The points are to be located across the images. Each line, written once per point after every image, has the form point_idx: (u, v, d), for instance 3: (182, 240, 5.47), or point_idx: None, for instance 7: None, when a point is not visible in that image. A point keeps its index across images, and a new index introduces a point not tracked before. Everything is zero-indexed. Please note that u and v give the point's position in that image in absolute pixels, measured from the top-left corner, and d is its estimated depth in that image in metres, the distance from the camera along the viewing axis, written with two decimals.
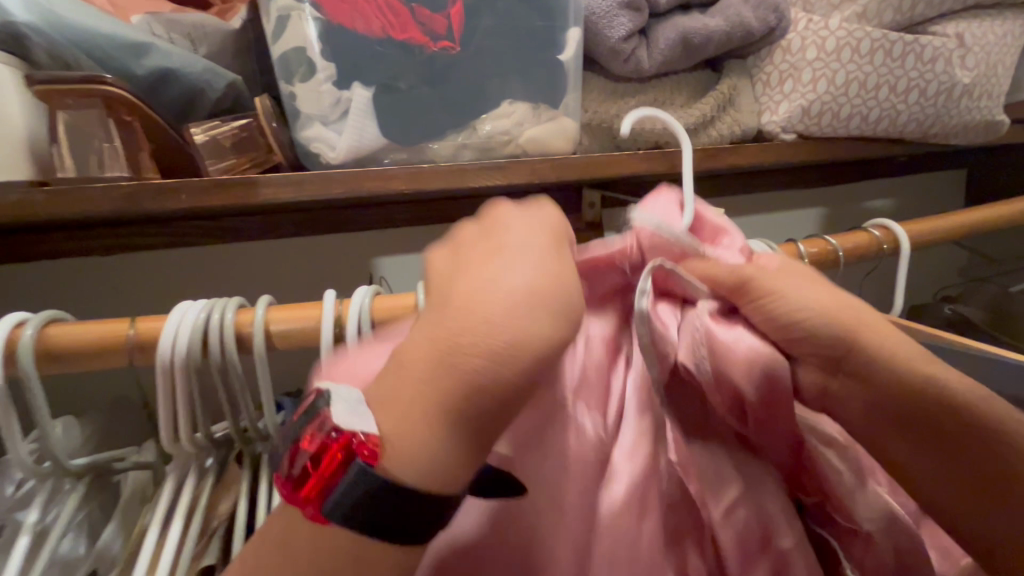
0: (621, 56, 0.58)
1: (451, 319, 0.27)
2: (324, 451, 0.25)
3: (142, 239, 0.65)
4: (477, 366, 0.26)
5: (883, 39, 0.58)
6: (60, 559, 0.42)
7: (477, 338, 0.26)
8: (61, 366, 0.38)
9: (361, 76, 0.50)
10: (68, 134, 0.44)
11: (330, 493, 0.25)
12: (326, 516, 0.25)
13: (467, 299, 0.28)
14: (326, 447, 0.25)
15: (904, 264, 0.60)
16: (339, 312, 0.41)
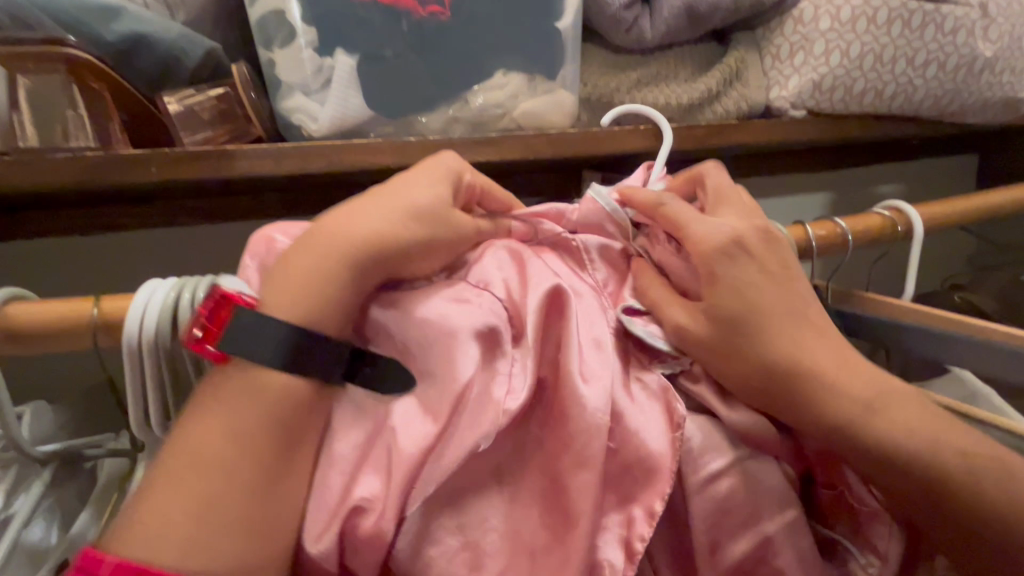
0: (623, 25, 0.55)
1: (330, 228, 0.34)
2: (211, 309, 0.32)
3: (120, 219, 0.62)
4: (342, 250, 0.33)
5: (901, 8, 0.56)
6: (26, 549, 0.40)
7: (350, 229, 0.34)
8: (21, 348, 0.36)
9: (345, 42, 0.47)
10: (30, 101, 0.41)
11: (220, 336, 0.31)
12: (222, 354, 0.31)
13: (337, 226, 0.34)
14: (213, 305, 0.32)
15: (917, 248, 0.57)
16: None
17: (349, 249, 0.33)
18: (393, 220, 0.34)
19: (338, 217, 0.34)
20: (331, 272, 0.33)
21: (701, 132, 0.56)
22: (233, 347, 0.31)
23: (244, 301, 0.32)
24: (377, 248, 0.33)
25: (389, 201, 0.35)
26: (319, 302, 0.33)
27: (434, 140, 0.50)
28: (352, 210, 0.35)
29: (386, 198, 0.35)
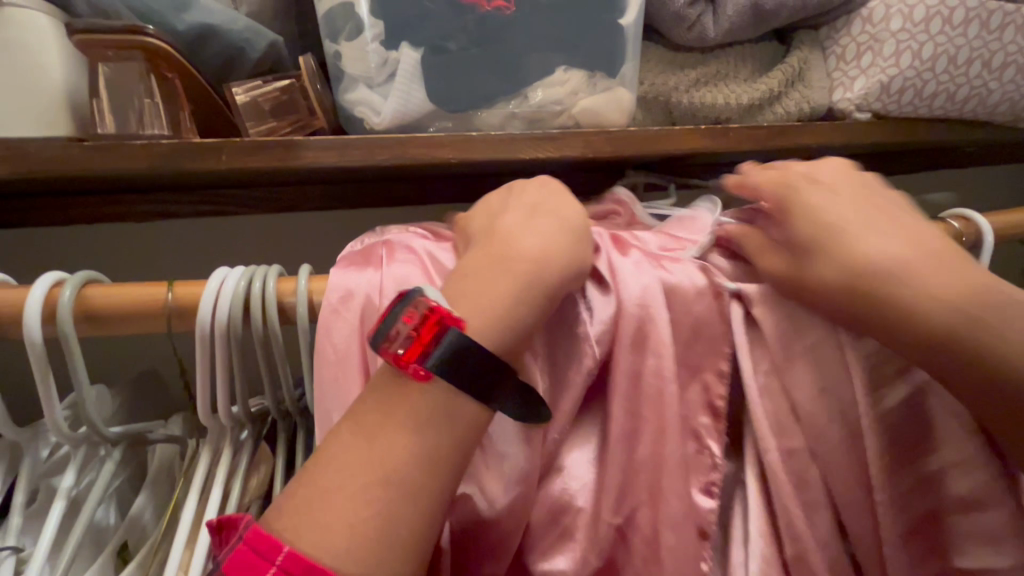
0: (685, 23, 0.54)
1: (485, 261, 0.35)
2: (421, 323, 0.31)
3: (177, 208, 0.63)
4: (487, 283, 0.34)
5: (979, 8, 0.54)
6: (93, 528, 0.42)
7: (500, 276, 0.34)
8: (100, 330, 0.37)
9: (410, 35, 0.47)
10: (108, 89, 0.43)
11: (430, 352, 0.31)
12: (425, 372, 0.31)
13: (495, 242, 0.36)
14: (422, 320, 0.31)
15: (984, 258, 0.55)
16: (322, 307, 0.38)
17: (500, 277, 0.34)
18: (551, 235, 0.36)
19: (492, 244, 0.36)
20: (503, 296, 0.33)
21: (762, 134, 0.55)
22: (457, 368, 0.31)
23: (454, 322, 0.32)
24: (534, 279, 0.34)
25: (542, 219, 0.37)
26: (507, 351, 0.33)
27: (494, 134, 0.49)
28: (506, 232, 0.37)
29: (534, 216, 0.38)
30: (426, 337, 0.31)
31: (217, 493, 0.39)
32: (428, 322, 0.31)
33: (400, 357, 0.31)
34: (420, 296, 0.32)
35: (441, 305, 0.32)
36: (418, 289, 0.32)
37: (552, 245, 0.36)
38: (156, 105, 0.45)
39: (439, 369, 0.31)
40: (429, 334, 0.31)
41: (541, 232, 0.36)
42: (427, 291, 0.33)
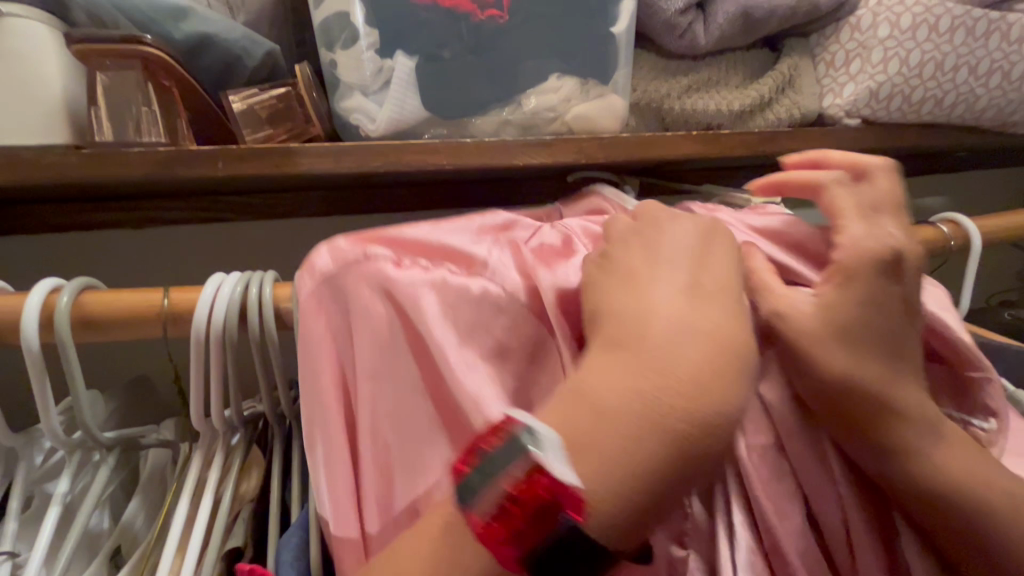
0: (677, 31, 0.54)
1: (626, 343, 0.29)
2: (524, 492, 0.25)
3: (172, 214, 0.63)
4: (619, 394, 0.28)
5: (965, 16, 0.55)
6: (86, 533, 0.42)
7: (654, 360, 0.28)
8: (97, 335, 0.37)
9: (405, 44, 0.47)
10: (107, 97, 0.43)
11: (532, 537, 0.25)
12: (518, 561, 0.25)
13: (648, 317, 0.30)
14: (527, 488, 0.25)
15: (973, 262, 0.55)
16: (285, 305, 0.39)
17: (627, 391, 0.28)
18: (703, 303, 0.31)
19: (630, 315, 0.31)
20: (626, 413, 0.27)
21: (753, 139, 0.56)
22: (551, 557, 0.25)
23: (569, 503, 0.25)
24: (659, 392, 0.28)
25: (668, 285, 0.32)
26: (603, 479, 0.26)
27: (488, 141, 0.50)
28: (636, 303, 0.31)
29: (660, 277, 0.33)
30: (522, 512, 0.25)
31: (208, 498, 0.39)
32: (535, 494, 0.25)
33: (489, 530, 0.25)
34: (524, 448, 0.25)
35: (556, 474, 0.25)
36: (531, 441, 0.26)
37: (689, 309, 0.31)
38: (153, 113, 0.45)
39: (534, 560, 0.25)
40: (529, 508, 0.25)
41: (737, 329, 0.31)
42: (540, 442, 0.26)
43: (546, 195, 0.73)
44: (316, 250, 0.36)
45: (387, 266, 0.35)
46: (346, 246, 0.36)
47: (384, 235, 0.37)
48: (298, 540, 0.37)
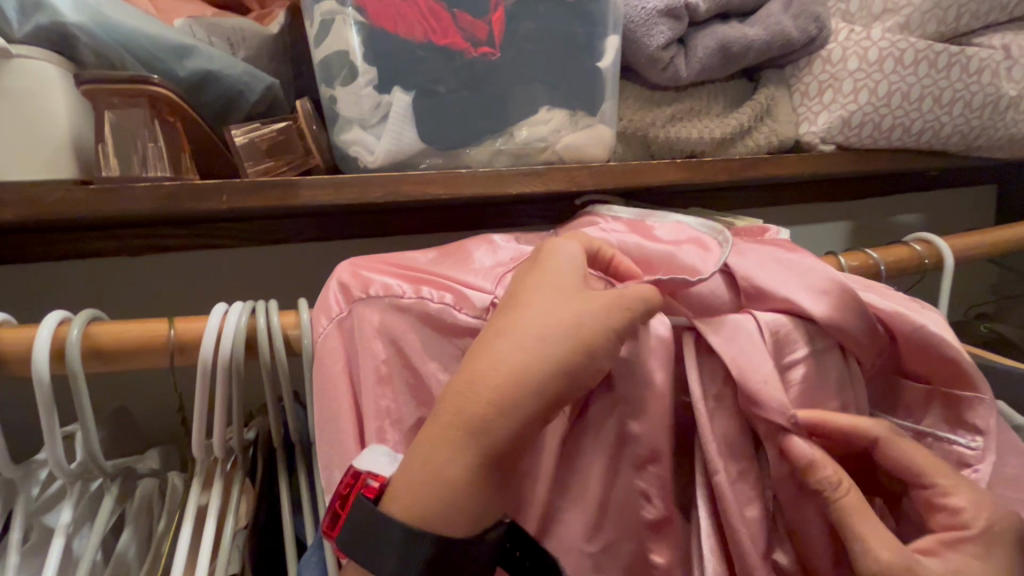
0: (659, 65, 0.57)
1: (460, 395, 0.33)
2: (346, 485, 0.33)
3: (171, 242, 0.64)
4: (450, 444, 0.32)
5: (928, 49, 0.58)
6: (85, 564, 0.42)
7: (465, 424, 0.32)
8: (106, 365, 0.38)
9: (402, 80, 0.50)
10: (114, 134, 0.45)
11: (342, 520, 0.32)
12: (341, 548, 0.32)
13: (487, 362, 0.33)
14: (347, 481, 0.33)
15: (948, 279, 0.58)
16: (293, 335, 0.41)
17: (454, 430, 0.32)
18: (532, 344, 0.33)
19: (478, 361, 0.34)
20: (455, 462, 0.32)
21: (735, 165, 0.59)
22: (350, 545, 0.31)
23: (365, 487, 0.32)
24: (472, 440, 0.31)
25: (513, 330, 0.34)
26: (453, 484, 0.31)
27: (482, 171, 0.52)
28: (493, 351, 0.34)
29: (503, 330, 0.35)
30: (343, 501, 0.33)
31: (212, 525, 0.39)
32: (349, 485, 0.33)
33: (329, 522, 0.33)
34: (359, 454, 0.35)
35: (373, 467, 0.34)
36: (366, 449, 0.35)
37: (516, 356, 0.32)
38: (159, 149, 0.47)
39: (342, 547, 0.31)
40: (344, 497, 0.33)
41: (560, 309, 0.34)
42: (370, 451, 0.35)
43: (538, 218, 0.75)
44: (325, 286, 0.41)
45: (392, 294, 0.40)
46: (356, 272, 0.41)
47: (391, 260, 0.42)
48: (318, 557, 0.39)
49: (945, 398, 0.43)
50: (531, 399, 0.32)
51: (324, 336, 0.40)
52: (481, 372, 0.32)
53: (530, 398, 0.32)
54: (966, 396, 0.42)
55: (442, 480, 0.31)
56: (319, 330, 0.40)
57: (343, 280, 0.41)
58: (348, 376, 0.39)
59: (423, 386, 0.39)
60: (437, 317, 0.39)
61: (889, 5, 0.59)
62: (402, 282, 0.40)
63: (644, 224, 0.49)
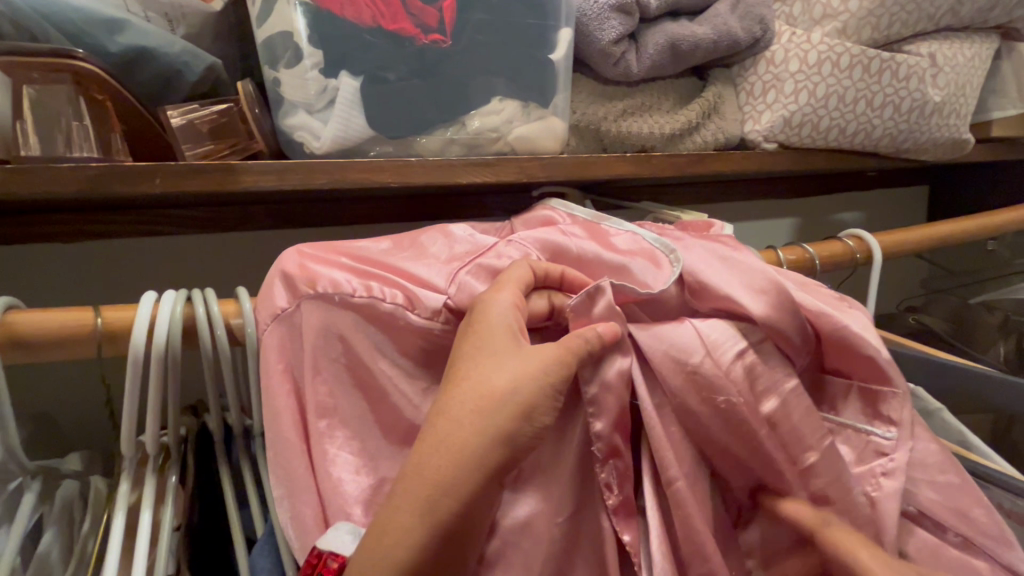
0: (611, 59, 0.58)
1: (419, 469, 0.30)
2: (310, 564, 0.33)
3: (104, 228, 0.61)
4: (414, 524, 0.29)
5: (862, 54, 0.61)
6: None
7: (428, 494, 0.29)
8: (25, 356, 0.36)
9: (349, 64, 0.49)
10: (34, 111, 0.42)
11: None
12: None
13: (444, 434, 0.31)
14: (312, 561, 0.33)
15: (876, 273, 0.62)
16: (234, 321, 0.40)
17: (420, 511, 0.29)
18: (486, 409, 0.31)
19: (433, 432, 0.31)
20: (419, 536, 0.29)
21: (683, 161, 0.60)
22: None
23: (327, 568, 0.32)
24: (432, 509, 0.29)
25: (467, 398, 0.32)
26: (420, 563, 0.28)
27: (434, 159, 0.51)
28: (446, 418, 0.31)
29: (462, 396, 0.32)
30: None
31: (147, 517, 0.38)
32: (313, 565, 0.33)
33: None
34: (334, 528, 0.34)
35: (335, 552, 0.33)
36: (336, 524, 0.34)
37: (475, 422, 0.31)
38: (86, 128, 0.44)
39: None
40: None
41: (498, 378, 0.33)
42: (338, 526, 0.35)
43: (494, 209, 0.75)
44: (271, 280, 0.40)
45: (338, 284, 0.39)
46: (305, 263, 0.40)
47: (342, 251, 0.42)
48: (268, 545, 0.39)
49: (863, 391, 0.46)
50: (477, 476, 0.30)
51: (265, 329, 0.39)
52: (440, 445, 0.31)
53: (479, 474, 0.30)
54: (882, 391, 0.44)
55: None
56: (260, 322, 0.39)
57: (289, 273, 0.40)
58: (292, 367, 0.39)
59: (368, 377, 0.39)
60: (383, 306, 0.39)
61: (828, 10, 0.62)
62: (351, 278, 0.39)
63: (599, 228, 0.50)
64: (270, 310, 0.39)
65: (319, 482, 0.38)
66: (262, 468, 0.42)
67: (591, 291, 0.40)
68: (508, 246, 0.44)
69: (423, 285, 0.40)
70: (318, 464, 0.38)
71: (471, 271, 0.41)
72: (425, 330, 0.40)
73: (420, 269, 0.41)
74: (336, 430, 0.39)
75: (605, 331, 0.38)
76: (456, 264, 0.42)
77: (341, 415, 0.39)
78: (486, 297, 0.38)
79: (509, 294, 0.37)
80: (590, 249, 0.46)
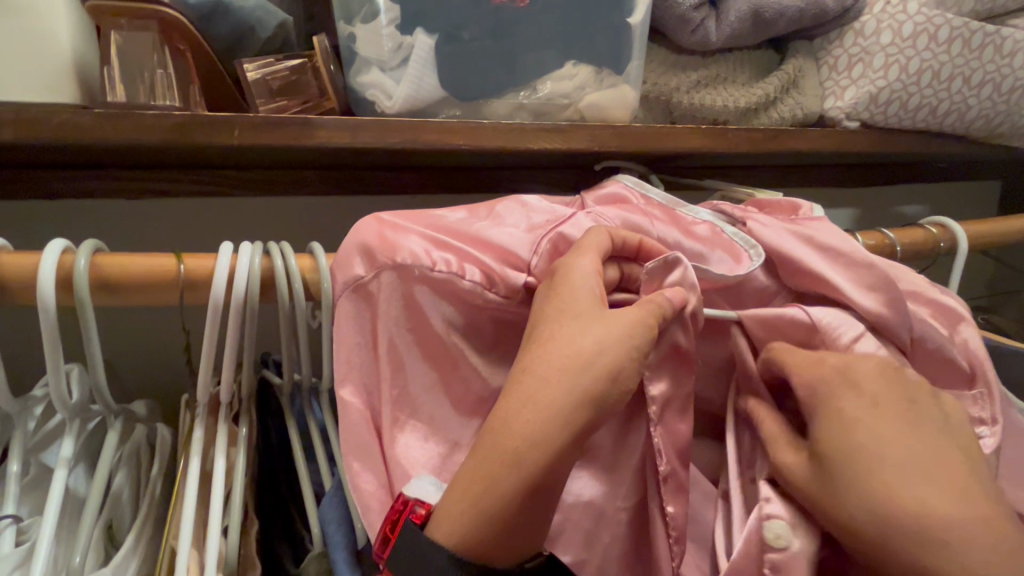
0: (690, 26, 0.55)
1: (505, 430, 0.31)
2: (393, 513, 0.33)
3: (172, 186, 0.62)
4: (504, 477, 0.30)
5: (963, 27, 0.57)
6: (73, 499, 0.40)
7: (516, 450, 0.30)
8: (114, 297, 0.37)
9: (425, 22, 0.48)
10: (121, 58, 0.42)
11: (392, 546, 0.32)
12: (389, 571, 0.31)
13: (529, 397, 0.31)
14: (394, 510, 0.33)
15: (960, 263, 0.58)
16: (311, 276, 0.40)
17: (509, 466, 0.30)
18: (571, 375, 0.31)
19: (518, 394, 0.32)
20: (509, 489, 0.30)
21: (758, 136, 0.57)
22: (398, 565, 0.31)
23: (413, 515, 0.32)
24: (519, 466, 0.30)
25: (552, 362, 0.32)
26: (506, 515, 0.30)
27: (504, 123, 0.50)
28: (531, 380, 0.32)
29: (546, 359, 0.32)
30: (392, 528, 0.32)
31: (222, 462, 0.38)
32: (397, 514, 0.33)
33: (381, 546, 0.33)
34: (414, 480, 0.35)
35: (419, 501, 0.33)
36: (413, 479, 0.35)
37: (559, 387, 0.31)
38: (168, 77, 0.44)
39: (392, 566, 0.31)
40: (391, 525, 0.32)
41: (582, 338, 0.33)
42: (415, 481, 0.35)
43: (549, 184, 0.74)
44: (348, 241, 0.39)
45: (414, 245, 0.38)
46: (382, 232, 0.39)
47: (419, 215, 0.41)
48: (340, 499, 0.39)
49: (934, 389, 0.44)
50: (566, 431, 0.31)
51: (341, 286, 0.38)
52: (526, 406, 0.31)
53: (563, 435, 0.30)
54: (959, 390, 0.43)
55: (485, 522, 0.30)
56: (337, 280, 0.39)
57: (368, 244, 0.39)
58: (368, 324, 0.39)
59: (439, 338, 0.39)
60: (459, 274, 0.38)
61: None
62: (429, 248, 0.38)
63: (676, 212, 0.48)
64: (345, 269, 0.39)
65: (392, 438, 0.38)
66: (329, 424, 0.43)
67: (666, 258, 0.39)
68: (585, 217, 0.43)
69: (501, 255, 0.40)
70: (392, 420, 0.38)
71: (548, 244, 0.41)
72: (500, 297, 0.39)
73: (497, 234, 0.41)
74: (407, 389, 0.39)
75: (675, 296, 0.37)
76: (536, 236, 0.41)
77: (413, 374, 0.39)
78: (566, 261, 0.37)
79: (591, 259, 0.37)
80: (664, 228, 0.45)
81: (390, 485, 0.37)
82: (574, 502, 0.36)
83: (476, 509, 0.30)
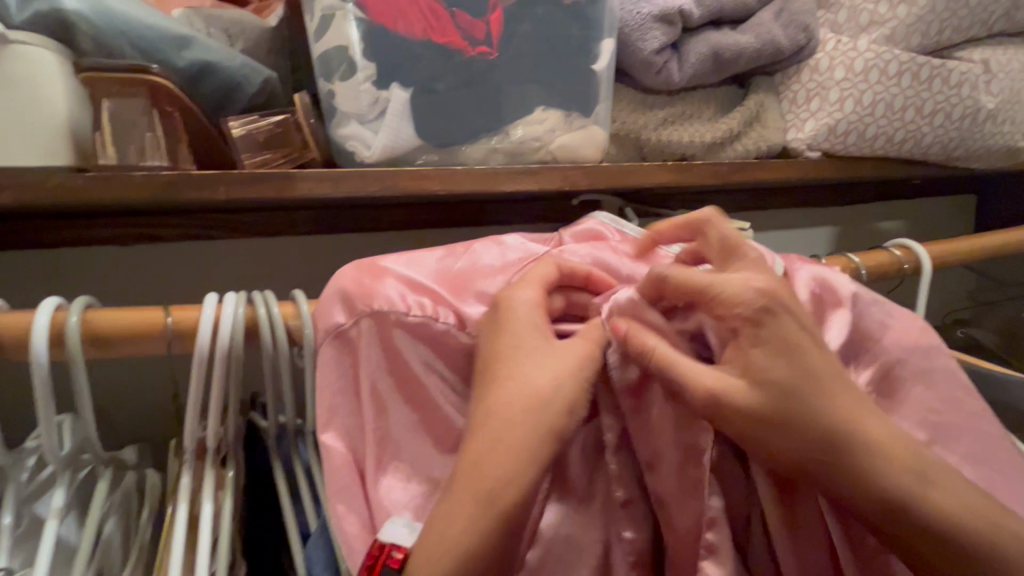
0: (653, 69, 0.58)
1: (475, 471, 0.32)
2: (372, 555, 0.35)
3: (162, 233, 0.64)
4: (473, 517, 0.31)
5: (910, 62, 0.60)
6: (64, 547, 0.41)
7: (485, 491, 0.31)
8: (104, 352, 0.39)
9: (400, 77, 0.50)
10: (113, 123, 0.45)
11: None
12: None
13: (495, 438, 0.33)
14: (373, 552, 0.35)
15: (926, 284, 0.60)
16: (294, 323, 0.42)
17: (480, 506, 0.31)
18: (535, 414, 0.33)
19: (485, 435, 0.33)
20: (479, 528, 0.31)
21: (724, 169, 0.60)
22: None
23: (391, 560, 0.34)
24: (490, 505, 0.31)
25: (515, 401, 0.33)
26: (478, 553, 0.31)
27: (478, 168, 0.52)
28: (496, 421, 0.33)
29: (509, 399, 0.34)
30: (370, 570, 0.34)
31: (209, 508, 0.40)
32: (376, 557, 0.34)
33: None
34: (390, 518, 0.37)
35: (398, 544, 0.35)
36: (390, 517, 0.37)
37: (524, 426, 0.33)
38: (157, 139, 0.47)
39: None
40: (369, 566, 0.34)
41: (545, 375, 0.34)
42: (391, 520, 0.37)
43: (532, 217, 0.77)
44: (329, 290, 0.41)
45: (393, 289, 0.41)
46: (359, 278, 0.41)
47: (399, 260, 0.43)
48: (325, 540, 0.41)
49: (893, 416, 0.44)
50: (533, 467, 0.32)
51: (323, 334, 0.40)
52: (495, 445, 0.32)
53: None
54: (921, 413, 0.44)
55: (458, 561, 0.31)
56: (321, 326, 0.41)
57: (346, 291, 0.41)
58: (349, 368, 0.41)
59: (417, 380, 0.41)
60: (432, 317, 0.41)
61: (875, 17, 0.61)
62: (405, 295, 0.41)
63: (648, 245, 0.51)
64: (331, 317, 0.41)
65: (373, 476, 0.39)
66: (314, 465, 0.44)
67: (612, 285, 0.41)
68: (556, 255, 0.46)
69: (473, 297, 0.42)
70: (372, 460, 0.39)
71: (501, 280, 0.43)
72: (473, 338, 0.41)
73: (469, 275, 0.43)
74: (387, 429, 0.40)
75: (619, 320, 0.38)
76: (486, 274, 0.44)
77: (392, 414, 0.40)
78: (503, 296, 0.39)
79: (532, 290, 0.39)
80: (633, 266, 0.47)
81: (371, 527, 0.38)
82: (550, 537, 0.37)
83: (449, 550, 0.31)
